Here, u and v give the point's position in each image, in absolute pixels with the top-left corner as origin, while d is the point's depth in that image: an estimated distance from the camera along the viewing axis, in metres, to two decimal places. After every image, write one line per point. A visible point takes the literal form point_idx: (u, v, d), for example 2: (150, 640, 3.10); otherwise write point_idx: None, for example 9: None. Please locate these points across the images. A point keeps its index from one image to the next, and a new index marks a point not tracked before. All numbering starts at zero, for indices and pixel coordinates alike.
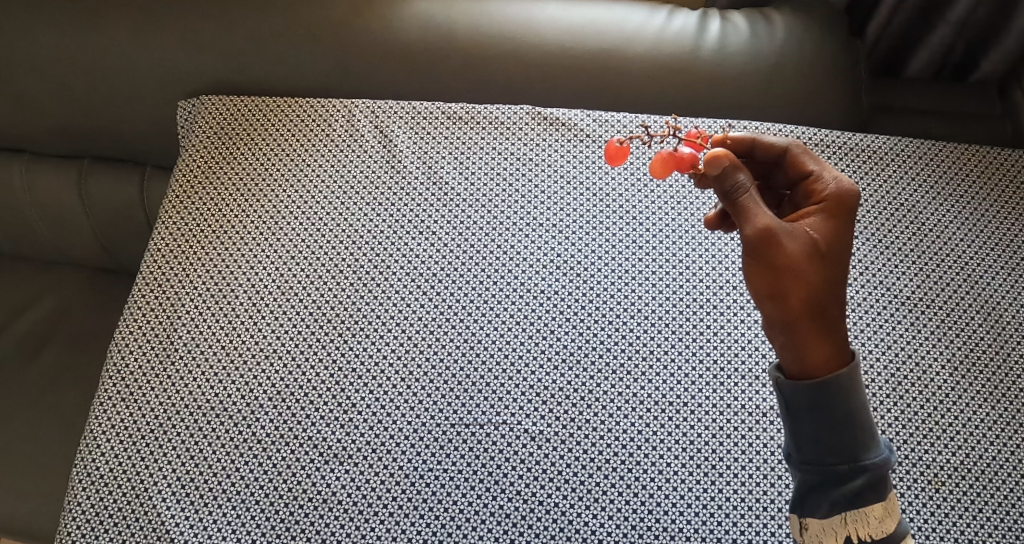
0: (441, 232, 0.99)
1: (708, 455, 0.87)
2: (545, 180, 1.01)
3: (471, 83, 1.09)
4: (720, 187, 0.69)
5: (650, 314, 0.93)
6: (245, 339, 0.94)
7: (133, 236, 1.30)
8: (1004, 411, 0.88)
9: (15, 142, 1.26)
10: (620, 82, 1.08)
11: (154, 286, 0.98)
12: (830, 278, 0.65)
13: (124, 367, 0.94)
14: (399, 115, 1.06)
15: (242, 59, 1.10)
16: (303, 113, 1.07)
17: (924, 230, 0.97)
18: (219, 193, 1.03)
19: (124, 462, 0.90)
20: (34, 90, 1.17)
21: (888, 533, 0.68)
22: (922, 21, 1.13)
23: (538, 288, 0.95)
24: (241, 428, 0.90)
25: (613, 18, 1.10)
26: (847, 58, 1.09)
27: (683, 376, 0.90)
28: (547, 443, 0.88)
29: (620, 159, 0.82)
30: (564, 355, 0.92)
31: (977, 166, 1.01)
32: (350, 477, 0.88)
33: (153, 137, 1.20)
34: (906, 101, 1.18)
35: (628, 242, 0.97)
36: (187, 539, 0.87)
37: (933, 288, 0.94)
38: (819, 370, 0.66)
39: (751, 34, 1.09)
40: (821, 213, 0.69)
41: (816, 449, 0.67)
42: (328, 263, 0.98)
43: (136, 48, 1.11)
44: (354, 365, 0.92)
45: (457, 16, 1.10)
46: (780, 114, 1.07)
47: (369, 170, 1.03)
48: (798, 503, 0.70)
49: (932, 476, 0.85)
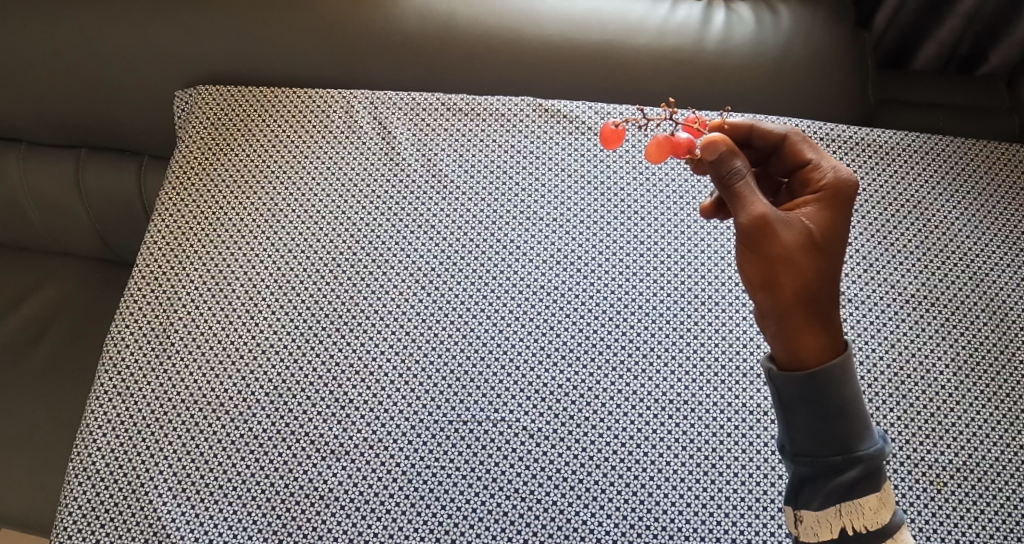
0: (440, 226, 0.98)
1: (709, 453, 0.87)
2: (547, 174, 1.01)
3: (472, 73, 1.08)
4: (716, 173, 0.68)
5: (652, 311, 0.93)
6: (242, 333, 0.94)
7: (131, 226, 1.29)
8: (1007, 411, 0.87)
9: (9, 131, 1.26)
10: (620, 74, 1.07)
11: (152, 278, 0.98)
12: (824, 268, 0.65)
13: (119, 361, 0.94)
14: (399, 107, 1.05)
15: (243, 49, 1.10)
16: (302, 102, 1.06)
17: (929, 227, 0.96)
18: (217, 183, 1.02)
19: (120, 456, 0.90)
20: (32, 82, 1.16)
21: (883, 525, 0.67)
22: (932, 11, 1.14)
23: (538, 284, 0.95)
24: (238, 423, 0.90)
25: (616, 7, 1.09)
26: (849, 50, 1.08)
27: (685, 374, 0.90)
28: (545, 440, 0.88)
29: (616, 142, 0.82)
30: (564, 352, 0.91)
31: (983, 164, 1.00)
32: (348, 473, 0.87)
33: (152, 128, 1.20)
34: (912, 92, 1.17)
35: (629, 237, 0.97)
36: (184, 536, 0.86)
37: (937, 286, 0.93)
38: (810, 360, 0.65)
39: (755, 25, 1.08)
40: (819, 202, 0.68)
41: (811, 440, 0.66)
42: (328, 257, 0.97)
43: (135, 39, 1.11)
44: (352, 360, 0.92)
45: (458, 7, 1.09)
46: (781, 108, 1.06)
47: (368, 162, 1.02)
48: (792, 495, 0.68)
49: (933, 476, 0.85)
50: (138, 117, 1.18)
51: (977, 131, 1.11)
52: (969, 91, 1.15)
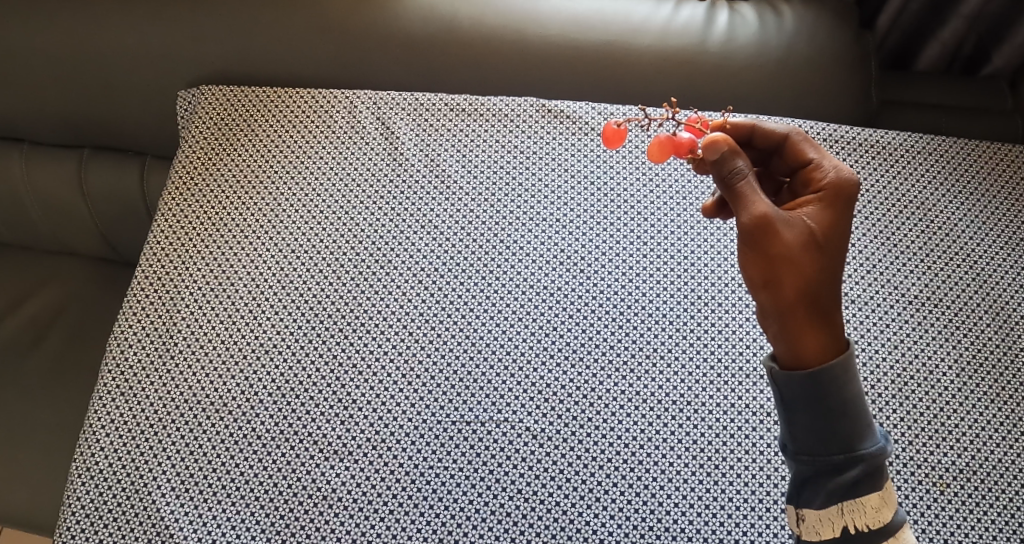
0: (443, 226, 0.99)
1: (712, 453, 0.87)
2: (550, 174, 1.01)
3: (475, 73, 1.09)
4: (718, 172, 0.69)
5: (655, 312, 0.93)
6: (245, 334, 0.94)
7: (134, 226, 1.29)
8: (1010, 413, 0.87)
9: (13, 131, 1.26)
10: (623, 75, 1.07)
11: (155, 278, 0.98)
12: (826, 267, 0.65)
13: (123, 361, 0.94)
14: (402, 106, 1.06)
15: (246, 49, 1.10)
16: (305, 102, 1.06)
17: (932, 228, 0.97)
18: (220, 183, 1.02)
19: (123, 456, 0.90)
20: (35, 82, 1.17)
21: (885, 524, 0.67)
22: (936, 12, 1.14)
23: (542, 284, 0.95)
24: (241, 423, 0.90)
25: (619, 7, 1.09)
26: (852, 51, 1.08)
27: (688, 375, 0.90)
28: (548, 441, 0.88)
29: (618, 142, 0.82)
30: (566, 352, 0.92)
31: (986, 165, 1.00)
32: (351, 473, 0.88)
33: (154, 128, 1.20)
34: (915, 92, 1.17)
35: (632, 238, 0.97)
36: (187, 535, 0.86)
37: (940, 287, 0.93)
38: (812, 359, 0.65)
39: (759, 26, 1.08)
40: (820, 201, 0.68)
41: (812, 438, 0.66)
42: (331, 257, 0.98)
43: (138, 39, 1.11)
44: (355, 360, 0.92)
45: (460, 6, 1.09)
46: (784, 108, 1.07)
47: (372, 162, 1.02)
48: (794, 494, 0.69)
49: (936, 478, 0.85)
50: (141, 117, 1.18)
51: (979, 133, 1.11)
52: (972, 92, 1.15)
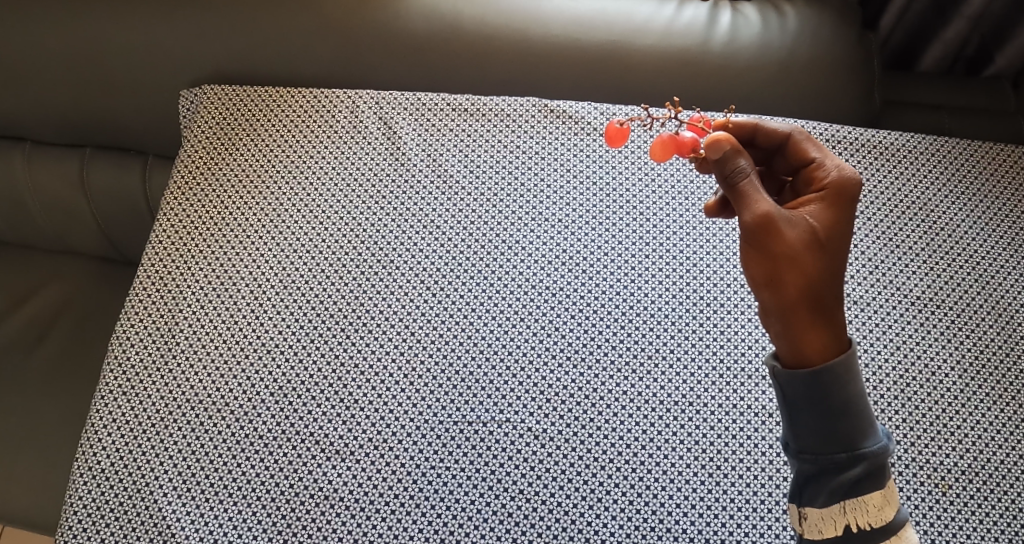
0: (445, 226, 0.99)
1: (714, 452, 0.87)
2: (552, 174, 1.01)
3: (477, 73, 1.09)
4: (721, 172, 0.69)
5: (657, 312, 0.93)
6: (247, 333, 0.94)
7: (136, 225, 1.29)
8: (1012, 414, 0.87)
9: (15, 130, 1.26)
10: (626, 74, 1.07)
11: (157, 278, 0.98)
12: (829, 265, 0.65)
13: (124, 360, 0.94)
14: (404, 106, 1.06)
15: (249, 50, 1.10)
16: (308, 101, 1.07)
17: (934, 229, 0.97)
18: (222, 183, 1.03)
19: (124, 455, 0.90)
20: (37, 82, 1.17)
21: (887, 522, 0.67)
22: (938, 12, 1.14)
23: (544, 284, 0.95)
24: (242, 422, 0.90)
25: (622, 8, 1.10)
26: (854, 51, 1.08)
27: (690, 375, 0.90)
28: (551, 441, 0.88)
29: (620, 141, 0.82)
30: (568, 352, 0.92)
31: (988, 166, 1.00)
32: (353, 473, 0.88)
33: (156, 127, 1.20)
34: (917, 93, 1.17)
35: (634, 238, 0.97)
36: (188, 535, 0.86)
37: (943, 288, 0.94)
38: (814, 358, 0.65)
39: (761, 26, 1.09)
40: (822, 200, 0.68)
41: (815, 437, 0.66)
42: (334, 257, 0.98)
43: (140, 39, 1.11)
44: (357, 359, 0.92)
45: (461, 6, 1.09)
46: (786, 109, 1.07)
47: (374, 162, 1.03)
48: (797, 492, 0.69)
49: (939, 479, 0.85)
50: (142, 116, 1.18)
51: (981, 132, 1.11)
52: (971, 94, 1.15)
